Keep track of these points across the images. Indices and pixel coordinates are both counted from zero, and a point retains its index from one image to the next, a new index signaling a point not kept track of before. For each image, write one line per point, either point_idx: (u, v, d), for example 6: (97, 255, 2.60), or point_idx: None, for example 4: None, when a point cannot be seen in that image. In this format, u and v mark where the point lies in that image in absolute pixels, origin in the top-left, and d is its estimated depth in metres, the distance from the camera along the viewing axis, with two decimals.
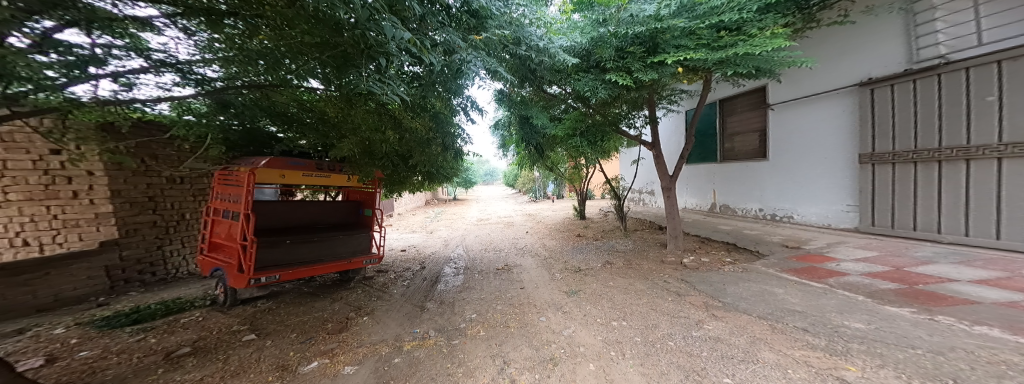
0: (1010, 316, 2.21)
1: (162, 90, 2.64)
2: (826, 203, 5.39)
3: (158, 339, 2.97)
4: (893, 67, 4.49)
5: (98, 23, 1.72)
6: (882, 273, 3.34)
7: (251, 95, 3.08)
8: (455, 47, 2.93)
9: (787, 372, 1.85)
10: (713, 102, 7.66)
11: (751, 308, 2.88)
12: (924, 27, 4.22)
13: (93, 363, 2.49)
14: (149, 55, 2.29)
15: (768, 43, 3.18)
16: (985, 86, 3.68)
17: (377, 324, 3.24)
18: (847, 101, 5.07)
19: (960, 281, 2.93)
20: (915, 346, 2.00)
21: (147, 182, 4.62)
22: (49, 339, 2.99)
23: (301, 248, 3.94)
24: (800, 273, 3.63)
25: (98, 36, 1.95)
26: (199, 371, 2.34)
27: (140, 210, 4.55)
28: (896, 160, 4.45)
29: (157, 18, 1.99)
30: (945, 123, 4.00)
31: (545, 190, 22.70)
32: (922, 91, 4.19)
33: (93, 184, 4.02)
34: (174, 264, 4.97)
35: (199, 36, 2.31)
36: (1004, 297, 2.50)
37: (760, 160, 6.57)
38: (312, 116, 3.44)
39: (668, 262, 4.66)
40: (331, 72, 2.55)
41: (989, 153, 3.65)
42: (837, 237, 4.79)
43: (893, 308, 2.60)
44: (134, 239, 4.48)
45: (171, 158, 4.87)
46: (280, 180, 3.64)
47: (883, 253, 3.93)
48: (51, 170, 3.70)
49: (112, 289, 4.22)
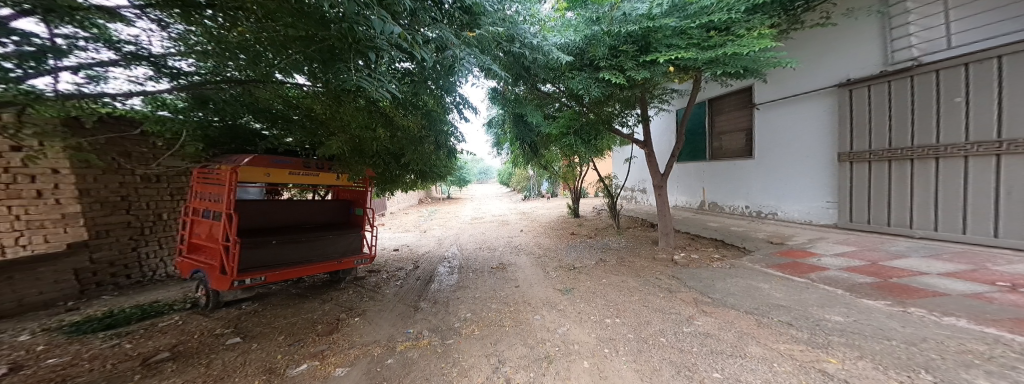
0: (975, 307, 2.36)
1: (134, 84, 2.50)
2: (808, 201, 5.61)
3: (134, 344, 2.83)
4: (869, 68, 4.68)
5: (58, 11, 1.59)
6: (859, 267, 3.51)
7: (233, 90, 2.94)
8: (448, 44, 2.87)
9: (772, 366, 1.92)
10: (703, 102, 7.83)
11: (738, 303, 2.99)
12: (899, 30, 4.39)
13: (62, 370, 2.35)
14: (119, 47, 2.16)
15: (755, 44, 3.24)
16: (953, 88, 3.87)
17: (369, 325, 3.18)
18: (827, 101, 5.26)
19: (930, 274, 3.11)
20: (890, 337, 2.11)
21: (119, 181, 4.38)
22: (13, 347, 2.81)
23: (289, 249, 3.82)
24: (783, 268, 3.78)
25: (59, 26, 1.82)
26: (179, 376, 2.25)
27: (112, 210, 4.31)
28: (872, 158, 4.66)
29: (126, 8, 1.85)
30: (916, 123, 4.20)
31: (538, 187, 22.76)
32: (895, 93, 4.39)
33: (59, 183, 3.74)
34: (150, 266, 4.77)
35: (174, 28, 2.19)
36: (969, 289, 2.67)
37: (746, 158, 6.77)
38: (298, 112, 3.32)
39: (659, 259, 4.77)
40: (318, 68, 2.45)
41: (956, 152, 3.87)
42: (817, 233, 5.00)
43: (869, 300, 2.74)
44: (106, 241, 4.26)
45: (145, 155, 4.63)
46: (263, 178, 3.46)
47: (861, 248, 4.12)
48: (12, 168, 3.36)
49: (82, 293, 4.02)
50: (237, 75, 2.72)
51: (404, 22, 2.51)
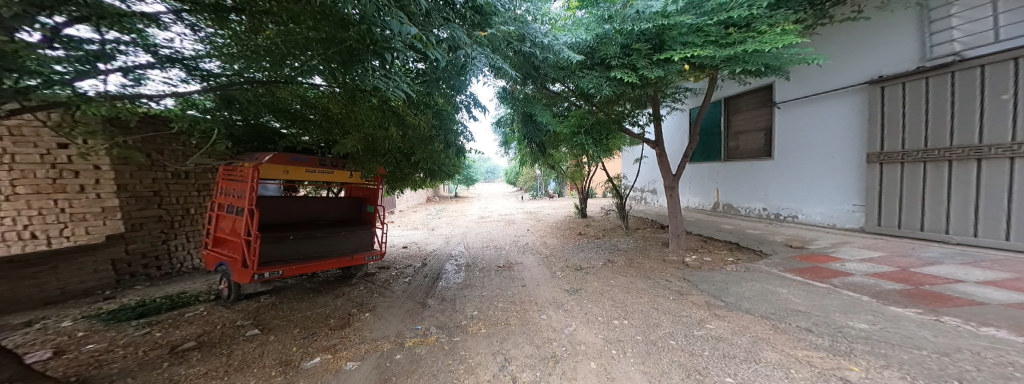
0: (1018, 318, 2.19)
1: (168, 85, 2.68)
2: (831, 203, 5.36)
3: (163, 332, 3.00)
4: (904, 64, 4.43)
5: (107, 18, 1.73)
6: (887, 273, 3.31)
7: (257, 91, 3.09)
8: (460, 44, 2.93)
9: (789, 373, 1.84)
10: (719, 101, 7.61)
11: (753, 307, 2.87)
12: (939, 24, 4.15)
13: (99, 356, 2.52)
14: (156, 51, 2.32)
15: (779, 40, 3.13)
16: (999, 84, 3.62)
17: (378, 321, 3.26)
18: (855, 99, 5.02)
19: (968, 282, 2.90)
20: (920, 347, 1.98)
21: (152, 177, 4.67)
22: (56, 332, 3.03)
23: (304, 244, 3.96)
24: (803, 273, 3.61)
25: (106, 32, 1.98)
26: (203, 365, 2.36)
27: (145, 205, 4.60)
28: (905, 159, 4.41)
29: (164, 14, 1.98)
30: (956, 123, 3.95)
31: (547, 188, 22.65)
32: (933, 89, 4.14)
33: (100, 179, 4.00)
34: (179, 258, 5.04)
35: (206, 32, 2.32)
36: (1012, 299, 2.48)
37: (765, 159, 6.52)
38: (316, 113, 3.47)
39: (669, 261, 4.65)
40: (336, 69, 2.53)
41: (1001, 152, 3.60)
42: (843, 238, 4.75)
43: (898, 308, 2.57)
44: (139, 233, 4.54)
45: (176, 153, 4.92)
46: (284, 175, 3.69)
47: (889, 253, 3.89)
48: (58, 165, 3.67)
49: (118, 283, 4.30)
50: (261, 76, 2.86)
51: (418, 23, 2.58)
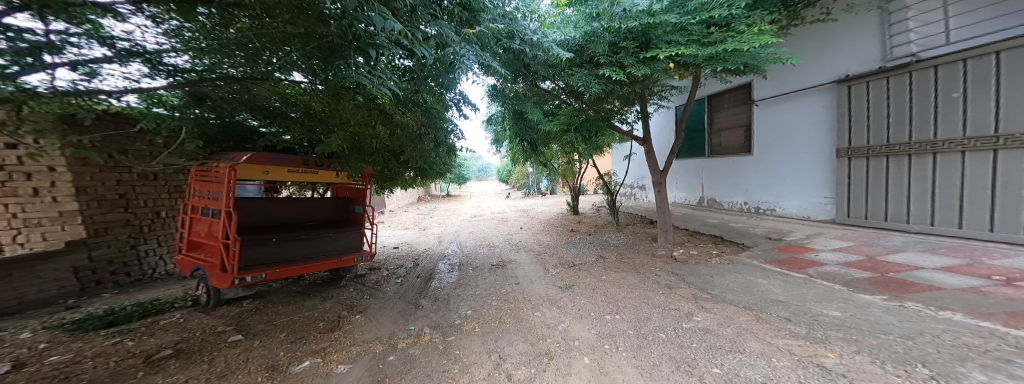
0: (970, 301, 2.40)
1: (128, 80, 2.48)
2: (806, 196, 5.64)
3: (136, 341, 2.84)
4: (868, 64, 4.66)
5: (52, 7, 1.57)
6: (856, 262, 3.54)
7: (229, 88, 2.92)
8: (448, 41, 2.82)
9: (771, 361, 1.94)
10: (702, 98, 7.81)
11: (737, 299, 3.01)
12: (897, 26, 4.37)
13: (65, 368, 2.36)
14: (113, 44, 2.14)
15: (757, 40, 3.21)
16: (951, 83, 3.88)
17: (370, 323, 3.20)
18: (825, 97, 5.27)
19: (927, 268, 3.14)
20: (887, 332, 2.13)
21: (116, 179, 4.35)
22: (15, 344, 2.81)
23: (288, 246, 3.81)
24: (782, 264, 3.80)
25: (54, 22, 1.80)
26: (183, 373, 2.27)
27: (111, 209, 4.29)
28: (870, 154, 4.68)
29: (121, 4, 1.82)
30: (915, 119, 4.21)
31: (537, 185, 22.76)
32: (894, 88, 4.39)
33: (55, 181, 3.73)
34: (150, 264, 4.76)
35: (170, 25, 2.15)
36: (965, 283, 2.71)
37: (746, 154, 6.77)
38: (296, 110, 3.29)
39: (658, 255, 4.80)
40: (318, 64, 2.40)
41: (954, 147, 3.89)
42: (816, 228, 5.03)
43: (867, 295, 2.76)
44: (105, 239, 4.24)
45: (143, 153, 4.59)
46: (264, 176, 3.54)
47: (858, 243, 4.16)
48: (8, 166, 3.36)
49: (83, 291, 4.03)
50: (233, 72, 2.70)
51: (403, 18, 2.48)
